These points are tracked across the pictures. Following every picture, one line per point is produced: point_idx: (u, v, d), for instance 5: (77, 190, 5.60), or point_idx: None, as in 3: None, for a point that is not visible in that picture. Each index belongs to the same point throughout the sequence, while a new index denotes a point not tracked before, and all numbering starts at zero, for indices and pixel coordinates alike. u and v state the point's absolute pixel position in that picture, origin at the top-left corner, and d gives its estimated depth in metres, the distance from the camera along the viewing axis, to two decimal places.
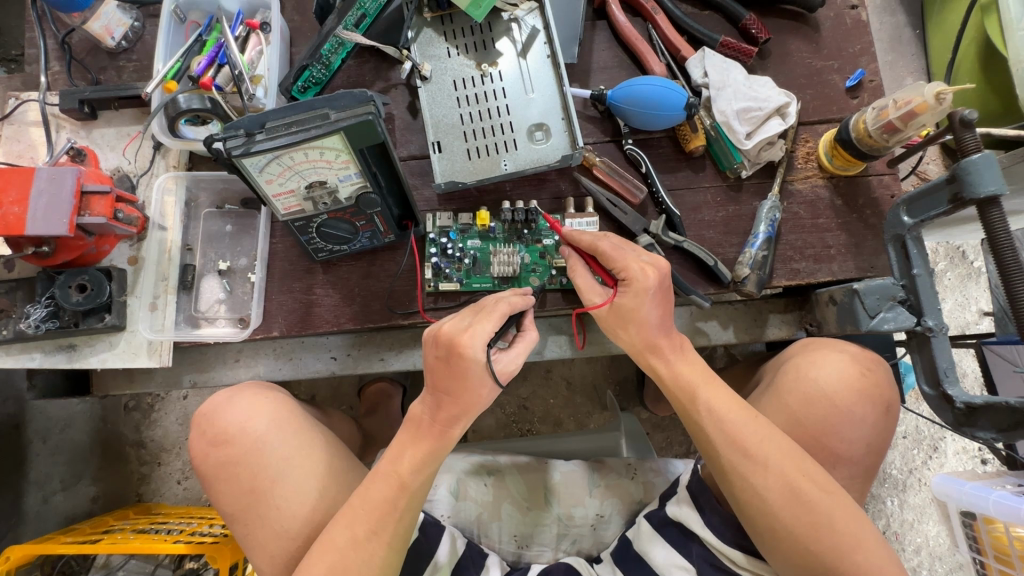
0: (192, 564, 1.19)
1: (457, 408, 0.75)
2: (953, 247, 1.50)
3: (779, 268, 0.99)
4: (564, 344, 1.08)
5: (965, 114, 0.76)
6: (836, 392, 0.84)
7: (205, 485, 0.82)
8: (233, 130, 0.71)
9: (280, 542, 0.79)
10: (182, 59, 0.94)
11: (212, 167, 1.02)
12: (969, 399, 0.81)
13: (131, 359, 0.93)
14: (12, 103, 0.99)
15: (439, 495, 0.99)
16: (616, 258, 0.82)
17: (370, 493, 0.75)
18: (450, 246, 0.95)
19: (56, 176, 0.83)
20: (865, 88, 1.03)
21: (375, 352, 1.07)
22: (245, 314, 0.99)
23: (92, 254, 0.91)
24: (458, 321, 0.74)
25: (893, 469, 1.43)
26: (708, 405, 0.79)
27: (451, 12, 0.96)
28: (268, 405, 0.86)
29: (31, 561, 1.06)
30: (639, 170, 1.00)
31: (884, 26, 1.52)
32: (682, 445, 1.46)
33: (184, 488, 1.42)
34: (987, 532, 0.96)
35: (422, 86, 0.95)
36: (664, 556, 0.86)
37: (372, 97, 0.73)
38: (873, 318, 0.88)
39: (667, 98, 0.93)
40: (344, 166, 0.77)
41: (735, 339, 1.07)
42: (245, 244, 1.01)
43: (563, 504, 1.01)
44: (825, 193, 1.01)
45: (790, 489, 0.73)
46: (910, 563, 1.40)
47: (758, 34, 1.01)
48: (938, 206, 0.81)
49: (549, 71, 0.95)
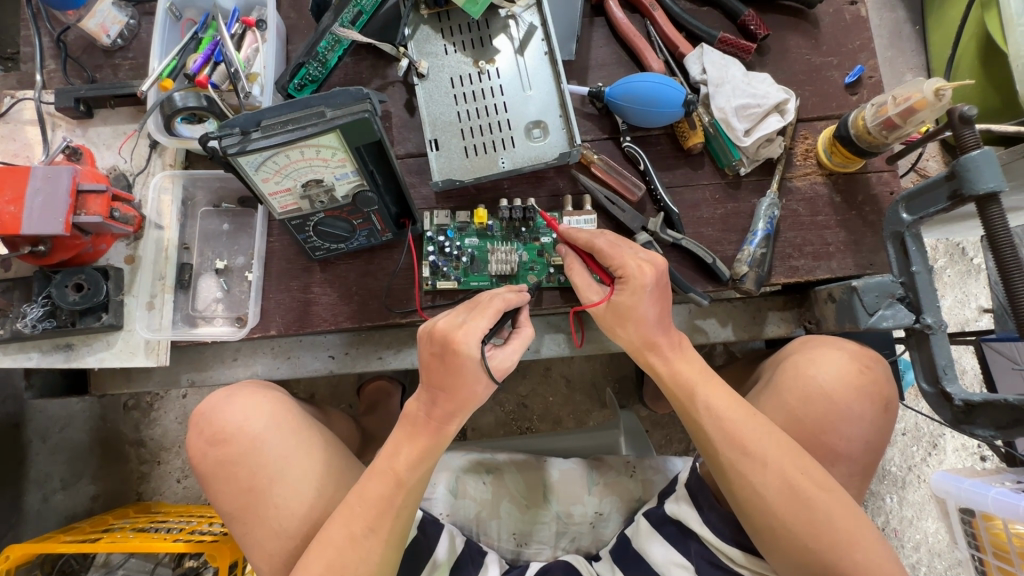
0: (192, 563, 1.19)
1: (454, 405, 0.75)
2: (953, 243, 1.50)
3: (778, 265, 0.99)
4: (562, 342, 1.07)
5: (965, 110, 0.76)
6: (835, 389, 0.84)
7: (204, 484, 0.82)
8: (229, 128, 0.71)
9: (278, 540, 0.79)
10: (178, 57, 0.93)
11: (209, 165, 1.01)
12: (968, 396, 0.81)
13: (129, 359, 0.93)
14: (7, 102, 0.98)
15: (438, 493, 0.99)
16: (613, 255, 0.82)
17: (367, 490, 0.74)
18: (448, 244, 0.95)
19: (52, 175, 0.82)
20: (864, 84, 1.03)
21: (374, 351, 1.06)
22: (243, 312, 0.98)
23: (89, 253, 0.90)
24: (453, 319, 0.74)
25: (893, 466, 1.43)
26: (707, 403, 0.79)
27: (448, 8, 0.96)
28: (266, 404, 0.85)
29: (30, 560, 1.06)
30: (638, 167, 1.00)
31: (884, 22, 1.51)
32: (682, 442, 1.46)
33: (184, 487, 1.42)
34: (986, 529, 0.96)
35: (419, 84, 0.95)
36: (663, 553, 0.86)
37: (368, 94, 0.73)
38: (872, 316, 0.87)
39: (666, 94, 0.93)
40: (340, 164, 0.76)
41: (734, 336, 1.06)
42: (243, 243, 1.00)
43: (562, 502, 1.01)
44: (824, 190, 1.01)
45: (788, 487, 0.73)
46: (910, 560, 1.40)
47: (757, 30, 1.01)
48: (937, 203, 0.81)
49: (547, 68, 0.94)
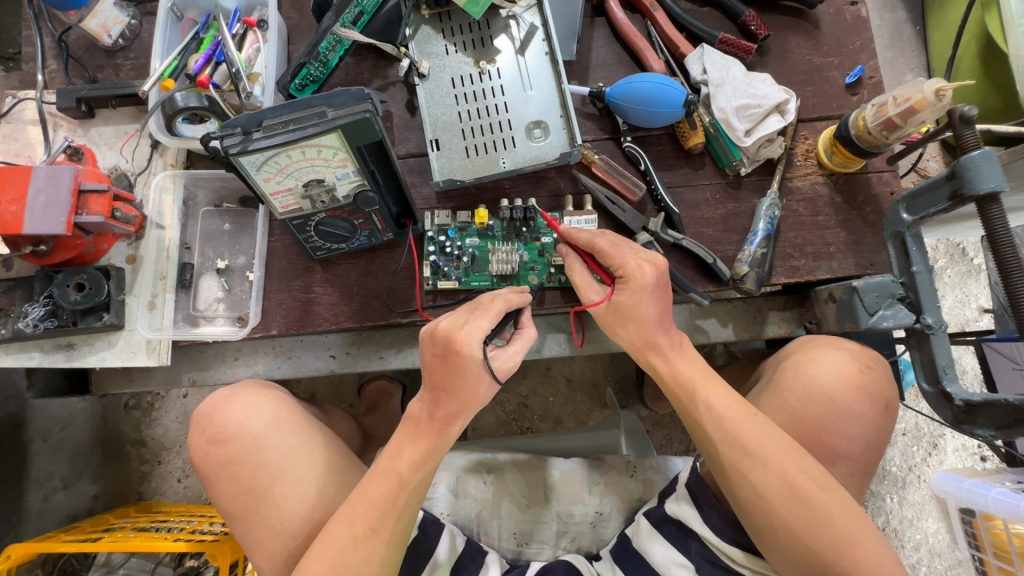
0: (192, 562, 1.19)
1: (455, 405, 0.75)
2: (954, 243, 1.50)
3: (779, 265, 0.99)
4: (563, 342, 1.07)
5: (965, 110, 0.76)
6: (836, 389, 0.84)
7: (205, 483, 0.83)
8: (231, 128, 0.71)
9: (279, 540, 0.79)
10: (179, 57, 0.93)
11: (210, 165, 1.02)
12: (968, 396, 0.81)
13: (130, 358, 0.93)
14: (9, 102, 0.99)
15: (439, 493, 0.99)
16: (614, 255, 0.82)
17: (369, 490, 0.75)
18: (449, 244, 0.95)
19: (54, 175, 0.82)
20: (865, 84, 1.03)
21: (374, 351, 1.06)
22: (244, 312, 0.98)
23: (91, 253, 0.91)
24: (455, 319, 0.74)
25: (893, 466, 1.43)
26: (707, 402, 0.79)
27: (449, 9, 0.96)
28: (266, 403, 0.85)
29: (31, 560, 1.06)
30: (639, 167, 1.00)
31: (884, 23, 1.51)
32: (682, 442, 1.46)
33: (184, 486, 1.43)
34: (987, 529, 0.96)
35: (421, 84, 0.95)
36: (664, 553, 0.86)
37: (369, 94, 0.73)
38: (872, 316, 0.87)
39: (666, 95, 0.93)
40: (341, 164, 0.76)
41: (735, 336, 1.06)
42: (244, 242, 1.00)
43: (563, 502, 1.01)
44: (825, 190, 1.01)
45: (788, 487, 0.73)
46: (910, 560, 1.40)
47: (757, 30, 1.01)
48: (938, 203, 0.81)
49: (548, 68, 0.94)
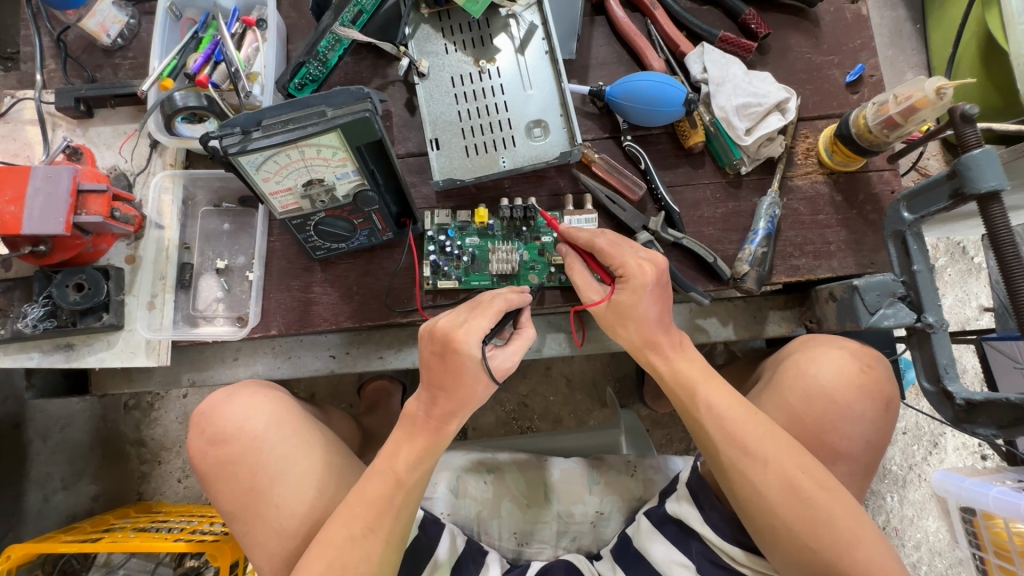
0: (192, 563, 1.19)
1: (453, 403, 0.75)
2: (954, 242, 1.50)
3: (779, 264, 0.99)
4: (563, 341, 1.07)
5: (966, 109, 0.76)
6: (836, 388, 0.84)
7: (205, 483, 0.82)
8: (230, 128, 0.71)
9: (279, 540, 0.79)
10: (178, 56, 0.93)
11: (209, 165, 1.01)
12: (969, 395, 0.81)
13: (129, 359, 0.93)
14: (8, 101, 0.98)
15: (439, 493, 0.99)
16: (613, 254, 0.81)
17: (366, 490, 0.74)
18: (449, 244, 0.95)
19: (52, 174, 0.82)
20: (865, 83, 1.03)
21: (374, 351, 1.06)
22: (243, 312, 0.98)
23: (90, 253, 0.90)
24: (453, 318, 0.74)
25: (893, 465, 1.43)
26: (708, 402, 0.79)
27: (449, 8, 0.96)
28: (266, 404, 0.85)
29: (31, 560, 1.06)
30: (639, 166, 1.00)
31: (884, 21, 1.51)
32: (682, 442, 1.46)
33: (184, 487, 1.42)
34: (987, 528, 0.96)
35: (420, 83, 0.95)
36: (664, 553, 0.86)
37: (368, 93, 0.72)
38: (873, 315, 0.87)
39: (667, 93, 0.93)
40: (340, 164, 0.76)
41: (735, 335, 1.06)
42: (243, 242, 1.00)
43: (563, 501, 1.01)
44: (825, 189, 1.01)
45: (788, 487, 0.73)
46: (910, 559, 1.40)
47: (757, 29, 1.00)
48: (938, 202, 0.81)
49: (547, 67, 0.94)
